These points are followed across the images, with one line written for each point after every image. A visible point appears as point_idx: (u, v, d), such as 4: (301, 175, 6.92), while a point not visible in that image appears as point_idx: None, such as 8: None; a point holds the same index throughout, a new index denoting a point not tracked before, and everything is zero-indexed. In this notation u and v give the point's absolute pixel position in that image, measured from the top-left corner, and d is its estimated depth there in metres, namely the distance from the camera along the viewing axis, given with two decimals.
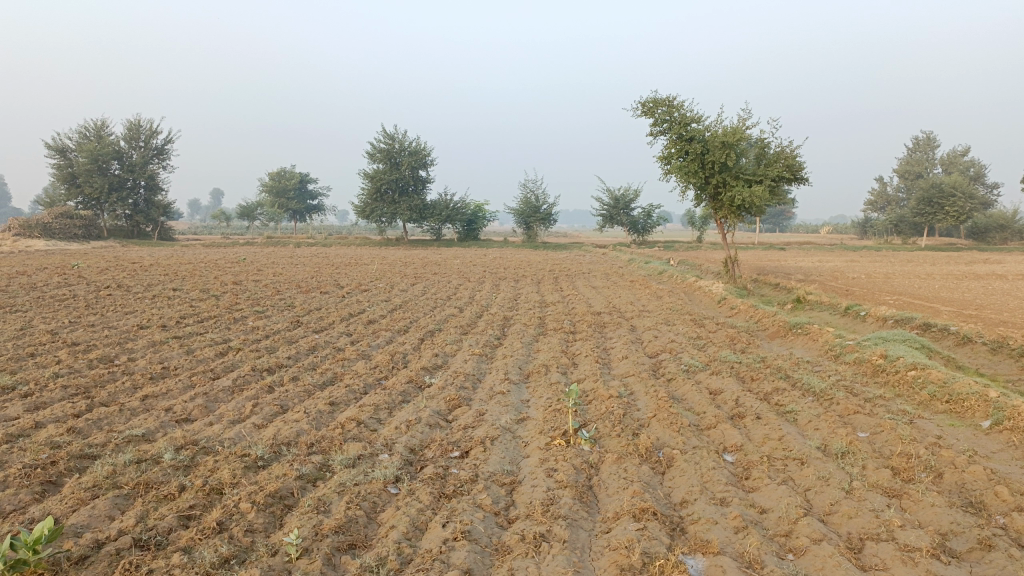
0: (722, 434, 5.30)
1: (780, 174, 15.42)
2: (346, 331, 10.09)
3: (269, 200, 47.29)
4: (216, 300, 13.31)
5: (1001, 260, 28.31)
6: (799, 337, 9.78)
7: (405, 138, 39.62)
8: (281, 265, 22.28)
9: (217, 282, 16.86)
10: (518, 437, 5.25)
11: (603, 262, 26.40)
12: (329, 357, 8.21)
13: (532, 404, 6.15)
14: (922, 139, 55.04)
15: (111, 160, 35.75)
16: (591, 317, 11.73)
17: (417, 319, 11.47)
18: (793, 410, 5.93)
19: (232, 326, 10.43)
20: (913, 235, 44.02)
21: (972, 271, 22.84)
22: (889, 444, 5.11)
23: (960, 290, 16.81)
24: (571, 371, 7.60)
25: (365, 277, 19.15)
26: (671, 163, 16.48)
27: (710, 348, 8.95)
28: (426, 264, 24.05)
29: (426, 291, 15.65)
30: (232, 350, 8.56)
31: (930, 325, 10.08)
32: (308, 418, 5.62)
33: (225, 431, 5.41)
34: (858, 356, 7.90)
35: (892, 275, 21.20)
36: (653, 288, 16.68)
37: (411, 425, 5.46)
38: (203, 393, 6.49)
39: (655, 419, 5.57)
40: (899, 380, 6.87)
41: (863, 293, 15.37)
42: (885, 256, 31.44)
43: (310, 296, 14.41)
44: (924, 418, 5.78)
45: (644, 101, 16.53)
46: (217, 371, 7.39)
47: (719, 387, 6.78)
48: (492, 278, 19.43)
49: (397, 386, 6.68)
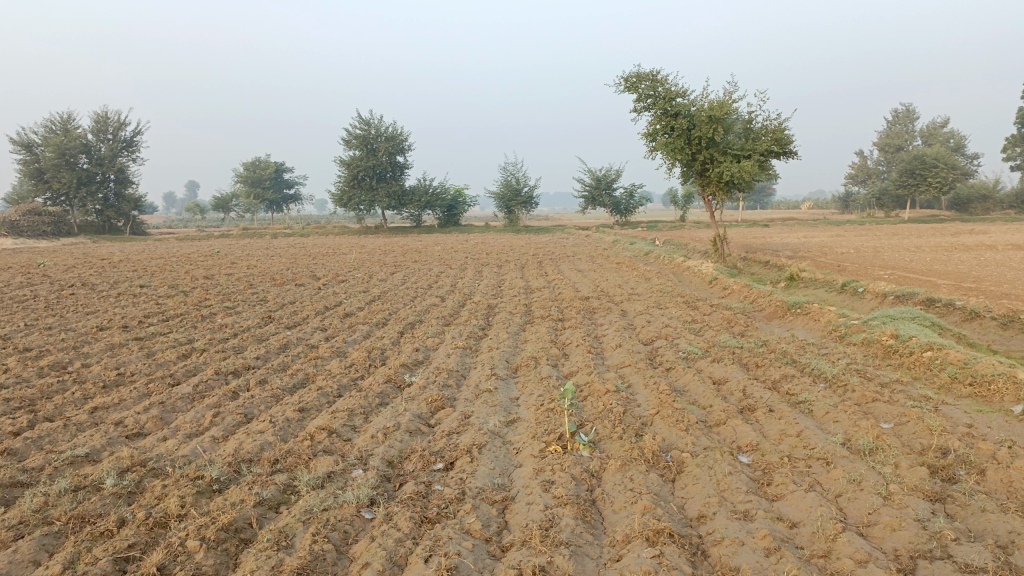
0: (733, 431, 4.79)
1: (768, 148, 14.94)
2: (321, 326, 9.48)
3: (245, 191, 46.27)
4: (185, 296, 12.64)
5: (988, 231, 28.02)
6: (798, 317, 9.31)
7: (381, 123, 38.75)
8: (257, 257, 21.56)
9: (188, 277, 16.11)
10: (509, 443, 4.71)
11: (587, 244, 25.92)
12: (301, 356, 7.62)
13: (523, 403, 5.62)
14: (901, 110, 54.93)
15: (79, 154, 34.62)
16: (579, 302, 11.18)
17: (397, 310, 10.89)
18: (807, 401, 5.43)
19: (198, 324, 9.79)
20: (896, 208, 43.89)
21: (959, 243, 22.55)
22: (919, 436, 4.62)
23: (953, 262, 16.44)
24: (563, 363, 7.05)
25: (343, 267, 18.48)
26: (656, 139, 15.96)
27: (707, 332, 8.46)
28: (406, 252, 23.44)
29: (406, 280, 15.06)
30: (196, 351, 7.94)
31: (933, 299, 9.63)
32: (273, 429, 5.05)
33: (179, 448, 4.83)
34: (867, 337, 7.41)
35: (881, 249, 20.80)
36: (640, 270, 16.20)
37: (389, 433, 4.90)
38: (160, 403, 5.88)
39: (658, 416, 5.04)
40: (915, 362, 6.39)
41: (854, 269, 14.96)
42: (870, 230, 31.21)
43: (285, 289, 13.77)
44: (949, 404, 5.31)
45: (626, 76, 15.95)
46: (178, 376, 6.78)
47: (723, 377, 6.26)
48: (474, 264, 18.82)
49: (374, 387, 6.13)
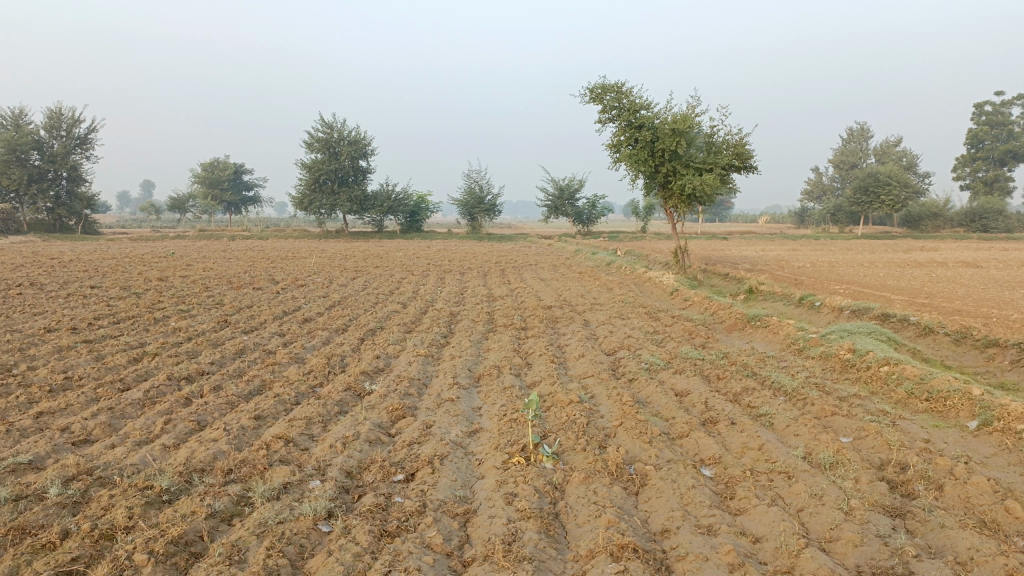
0: (696, 444, 4.79)
1: (730, 162, 15.14)
2: (279, 331, 9.29)
3: (202, 192, 45.40)
4: (137, 299, 12.30)
5: (938, 248, 28.80)
6: (758, 329, 9.41)
7: (344, 127, 38.39)
8: (213, 260, 21.13)
9: (141, 278, 15.71)
10: (471, 453, 4.64)
11: (550, 253, 25.97)
12: (258, 362, 7.43)
13: (485, 413, 5.54)
14: (856, 129, 56.29)
15: (30, 150, 33.63)
16: (542, 311, 11.15)
17: (358, 316, 10.74)
18: (768, 414, 5.46)
19: (151, 327, 9.52)
20: (850, 224, 44.88)
21: (911, 259, 23.12)
22: (878, 451, 4.66)
23: (905, 278, 16.83)
24: (525, 372, 7.00)
25: (303, 271, 18.20)
26: (620, 151, 16.06)
27: (669, 344, 8.49)
28: (367, 258, 23.21)
29: (367, 286, 14.90)
30: (148, 355, 7.70)
31: (888, 315, 9.81)
32: (228, 437, 4.90)
33: (128, 456, 4.64)
34: (825, 350, 7.50)
35: (837, 263, 21.22)
36: (602, 280, 16.26)
37: (348, 442, 4.79)
38: (108, 409, 5.67)
39: (621, 428, 5.02)
40: (873, 376, 6.48)
41: (812, 283, 15.20)
42: (825, 245, 31.83)
43: (242, 293, 13.50)
44: (906, 419, 5.39)
45: (592, 87, 16.03)
46: (128, 381, 6.56)
47: (686, 388, 6.27)
48: (436, 271, 18.72)
49: (332, 395, 6.00)
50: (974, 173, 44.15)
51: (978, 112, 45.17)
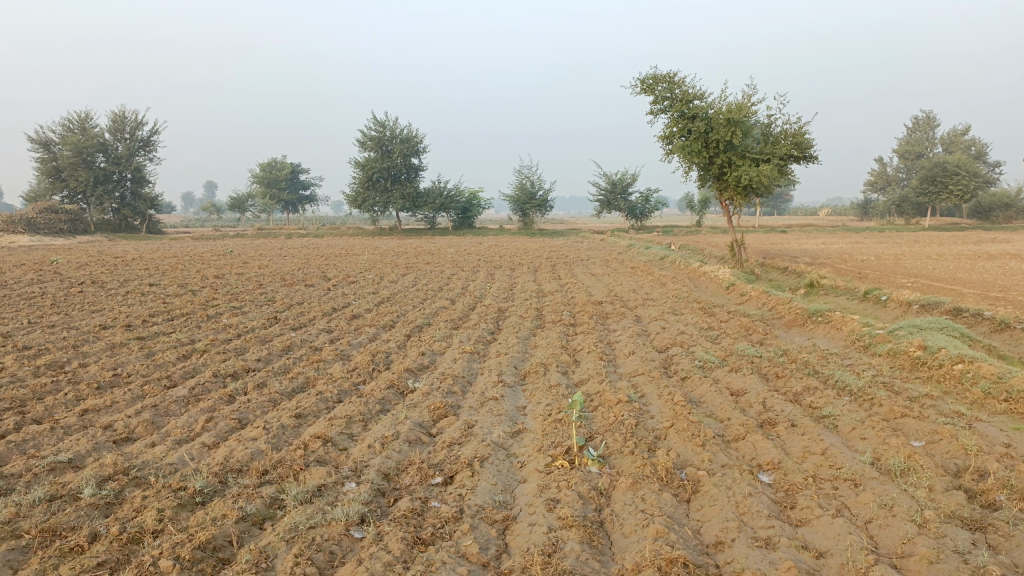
0: (753, 447, 4.49)
1: (788, 152, 14.60)
2: (327, 327, 9.25)
3: (260, 191, 46.28)
4: (192, 296, 12.45)
5: (1011, 239, 27.45)
6: (819, 325, 8.99)
7: (397, 125, 38.61)
8: (268, 258, 21.42)
9: (197, 276, 15.95)
10: (514, 455, 4.44)
11: (602, 248, 25.65)
12: (303, 359, 7.37)
13: (530, 412, 5.34)
14: (922, 117, 54.20)
15: (96, 152, 34.70)
16: (592, 307, 10.89)
17: (406, 312, 10.66)
18: (831, 415, 5.12)
19: (202, 324, 9.58)
20: (916, 216, 43.21)
21: (982, 251, 22.04)
22: (954, 457, 4.30)
23: (977, 271, 16.00)
24: (573, 370, 6.77)
25: (355, 268, 18.27)
26: (673, 142, 15.65)
27: (725, 340, 8.14)
28: (419, 254, 23.24)
29: (417, 282, 14.82)
30: (197, 352, 7.72)
31: (960, 309, 9.25)
32: (266, 436, 4.81)
33: (167, 455, 4.59)
34: (892, 347, 7.06)
35: (903, 256, 20.37)
36: (655, 275, 15.89)
37: (388, 442, 4.65)
38: (152, 406, 5.65)
39: (673, 429, 4.75)
40: (945, 375, 6.05)
41: (876, 276, 14.57)
42: (890, 237, 30.66)
43: (294, 290, 13.54)
44: (984, 421, 4.99)
45: (643, 78, 15.66)
46: (174, 378, 6.56)
47: (742, 388, 5.95)
48: (487, 267, 18.61)
49: (375, 393, 5.87)
50: None
51: None
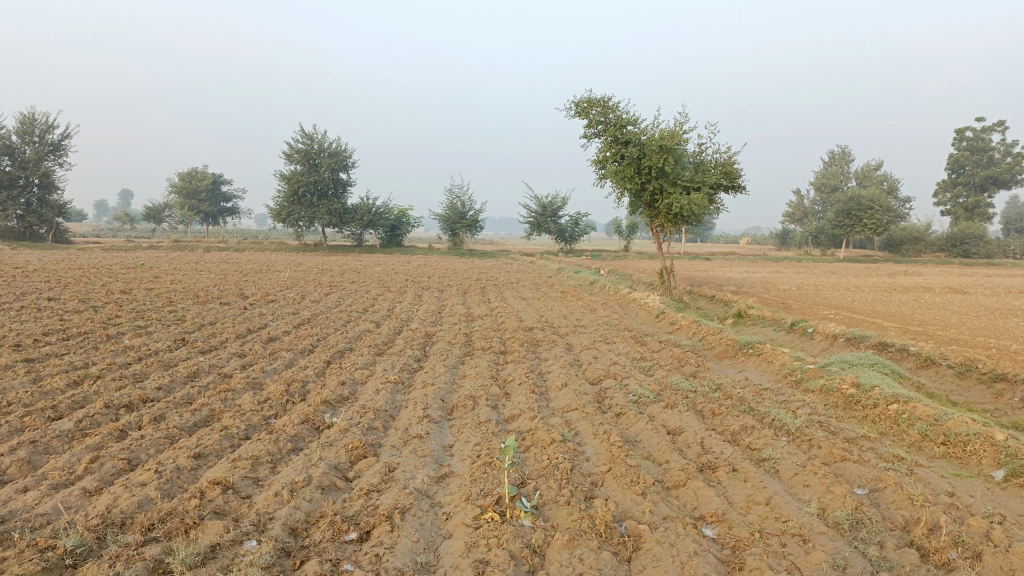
0: (695, 496, 4.21)
1: (718, 181, 14.70)
2: (240, 352, 8.62)
3: (179, 202, 44.44)
4: (93, 313, 11.53)
5: (922, 273, 28.62)
6: (750, 357, 8.89)
7: (325, 138, 37.72)
8: (184, 272, 20.33)
9: (102, 290, 14.91)
10: (438, 505, 4.03)
11: (532, 271, 25.43)
12: (210, 387, 6.76)
13: (456, 454, 4.94)
14: (838, 153, 56.53)
15: (1, 155, 32.69)
16: (522, 333, 10.55)
17: (327, 336, 10.11)
18: (772, 458, 4.89)
19: (101, 346, 8.80)
20: (832, 247, 44.79)
21: (897, 284, 22.75)
22: (899, 507, 4.12)
23: (894, 303, 16.43)
24: (503, 404, 6.40)
25: (275, 285, 17.48)
26: (606, 167, 15.61)
27: (658, 372, 7.93)
28: (344, 272, 22.54)
29: (340, 303, 14.23)
30: (90, 378, 7.01)
31: (886, 344, 9.30)
32: (160, 481, 4.26)
33: (39, 503, 3.98)
34: (825, 384, 6.95)
35: (823, 287, 20.86)
36: (585, 300, 15.75)
37: (298, 489, 4.17)
38: (30, 442, 4.99)
39: (610, 475, 4.43)
40: (880, 415, 5.95)
41: (800, 307, 14.76)
42: (810, 268, 31.55)
43: (208, 308, 12.76)
44: (924, 467, 4.87)
45: (577, 101, 15.59)
46: (60, 409, 5.87)
47: (678, 426, 5.69)
48: (414, 288, 18.13)
49: (287, 429, 5.36)
50: (955, 198, 44.26)
51: (959, 138, 45.32)
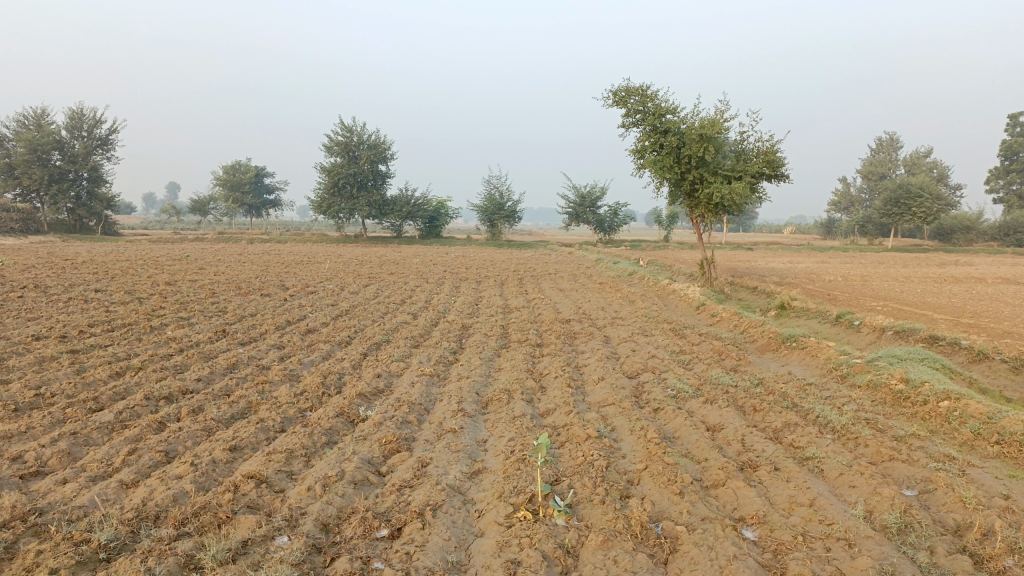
0: (735, 496, 4.08)
1: (760, 170, 14.38)
2: (278, 343, 8.68)
3: (223, 194, 45.20)
4: (138, 304, 11.74)
5: (973, 262, 27.76)
6: (793, 350, 8.67)
7: (364, 130, 37.95)
8: (227, 263, 20.64)
9: (147, 282, 15.20)
10: (471, 502, 3.97)
11: (570, 262, 25.29)
12: (247, 379, 6.81)
13: (490, 449, 4.88)
14: (886, 140, 55.09)
15: (52, 150, 33.56)
16: (559, 325, 10.44)
17: (364, 327, 10.13)
18: (815, 458, 4.73)
19: (144, 337, 8.94)
20: (879, 237, 43.69)
21: (947, 274, 22.08)
22: (951, 510, 3.95)
23: (944, 295, 15.92)
24: (539, 399, 6.32)
25: (315, 277, 17.65)
26: (645, 157, 15.38)
27: (697, 366, 7.77)
28: (383, 263, 22.66)
29: (379, 294, 14.28)
30: (132, 369, 7.11)
31: (936, 337, 8.99)
32: (195, 474, 4.28)
33: (77, 496, 4.03)
34: (872, 379, 6.72)
35: (870, 278, 20.34)
36: (624, 291, 15.57)
37: (331, 483, 4.15)
38: (70, 434, 5.06)
39: (646, 473, 4.32)
40: (930, 413, 5.72)
41: (846, 299, 14.39)
42: (856, 258, 30.83)
43: (248, 300, 12.91)
44: (977, 467, 4.66)
45: (616, 90, 15.37)
46: (101, 400, 5.95)
47: (718, 422, 5.55)
48: (452, 279, 18.14)
49: (321, 422, 5.36)
50: (1008, 186, 42.86)
51: (1014, 123, 43.78)
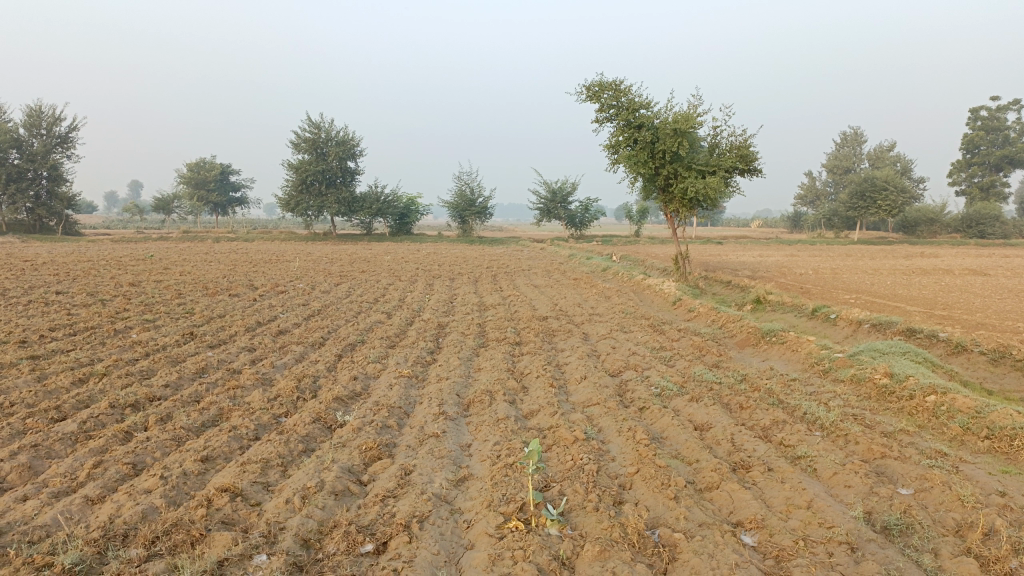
0: (731, 499, 3.96)
1: (734, 164, 14.37)
2: (248, 346, 8.41)
3: (187, 193, 44.33)
4: (101, 307, 11.34)
5: (939, 254, 28.18)
6: (773, 345, 8.62)
7: (332, 126, 37.45)
8: (193, 263, 20.15)
9: (110, 283, 14.74)
10: (459, 513, 3.81)
11: (543, 258, 25.17)
12: (218, 385, 6.54)
13: (476, 454, 4.72)
14: (850, 134, 55.85)
15: (9, 148, 32.59)
16: (537, 323, 10.28)
17: (338, 328, 9.89)
18: (808, 456, 4.63)
19: (108, 341, 8.60)
20: (846, 229, 44.25)
21: (915, 266, 22.36)
22: (949, 509, 3.87)
23: (915, 287, 16.06)
24: (522, 399, 6.16)
25: (285, 276, 17.29)
26: (619, 152, 15.29)
27: (679, 363, 7.66)
28: (354, 262, 22.33)
29: (351, 293, 14.01)
30: (96, 376, 6.81)
31: (913, 330, 8.99)
32: (166, 488, 4.05)
33: (39, 513, 3.78)
34: (856, 374, 6.67)
35: (840, 270, 20.49)
36: (599, 287, 15.47)
37: (310, 494, 3.95)
38: (31, 446, 4.79)
39: (638, 477, 4.19)
40: (917, 407, 5.67)
41: (819, 292, 14.45)
42: (825, 250, 31.12)
43: (217, 301, 12.55)
44: (970, 463, 4.60)
45: (589, 85, 15.25)
46: (63, 410, 5.66)
47: (706, 421, 5.44)
48: (425, 276, 17.90)
49: (298, 429, 5.15)
50: (970, 178, 43.65)
51: (974, 117, 44.57)
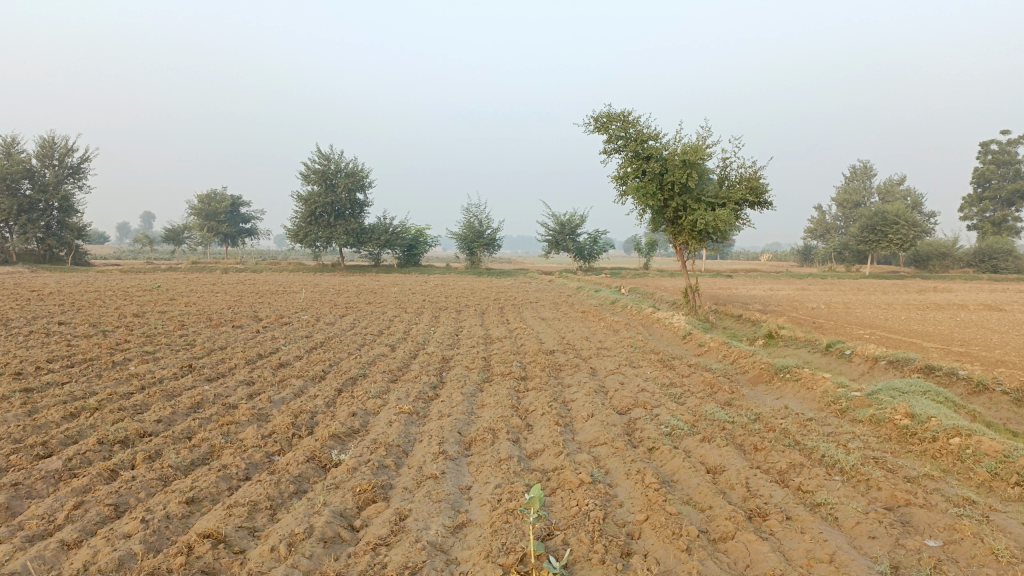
0: (746, 550, 3.70)
1: (744, 196, 14.20)
2: (247, 379, 8.20)
3: (197, 224, 44.46)
4: (101, 338, 11.17)
5: (952, 288, 27.83)
6: (787, 382, 8.34)
7: (342, 158, 37.59)
8: (199, 294, 20.02)
9: (114, 314, 14.59)
10: (454, 564, 3.55)
11: (551, 290, 24.96)
12: (212, 420, 6.33)
13: (475, 498, 4.47)
14: (859, 168, 55.79)
15: (21, 179, 32.77)
16: (543, 357, 10.05)
17: (340, 361, 9.68)
18: (828, 504, 4.36)
19: (104, 373, 8.41)
20: (857, 262, 43.95)
21: (928, 300, 22.02)
22: (982, 564, 3.59)
23: (929, 322, 15.76)
24: (526, 438, 5.91)
25: (290, 307, 17.12)
26: (627, 183, 15.16)
27: (689, 400, 7.41)
28: (361, 293, 22.19)
29: (356, 325, 13.81)
30: (88, 410, 6.60)
31: (932, 367, 8.70)
32: (146, 533, 3.82)
33: (9, 558, 3.56)
34: (875, 414, 6.40)
35: (852, 304, 20.22)
36: (607, 320, 15.24)
37: (298, 542, 3.71)
38: (11, 485, 4.57)
39: (648, 525, 3.94)
40: (941, 450, 5.39)
41: (832, 326, 14.18)
42: (836, 285, 30.79)
43: (219, 332, 12.37)
44: (1000, 511, 4.32)
45: (597, 116, 15.17)
46: (50, 446, 5.46)
47: (719, 463, 5.18)
48: (431, 308, 17.72)
49: (290, 469, 4.92)
50: (982, 213, 43.39)
51: (984, 151, 44.45)
